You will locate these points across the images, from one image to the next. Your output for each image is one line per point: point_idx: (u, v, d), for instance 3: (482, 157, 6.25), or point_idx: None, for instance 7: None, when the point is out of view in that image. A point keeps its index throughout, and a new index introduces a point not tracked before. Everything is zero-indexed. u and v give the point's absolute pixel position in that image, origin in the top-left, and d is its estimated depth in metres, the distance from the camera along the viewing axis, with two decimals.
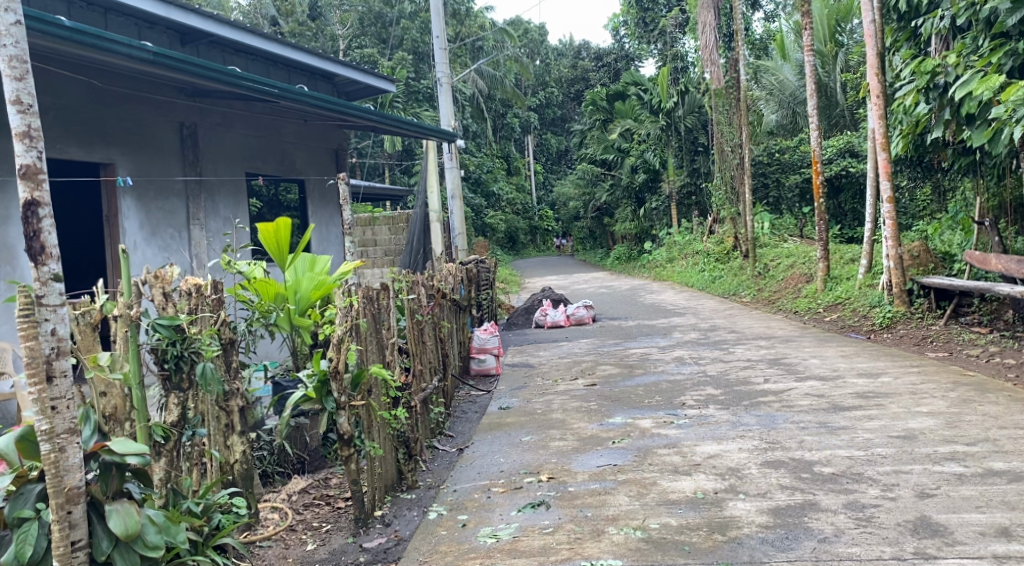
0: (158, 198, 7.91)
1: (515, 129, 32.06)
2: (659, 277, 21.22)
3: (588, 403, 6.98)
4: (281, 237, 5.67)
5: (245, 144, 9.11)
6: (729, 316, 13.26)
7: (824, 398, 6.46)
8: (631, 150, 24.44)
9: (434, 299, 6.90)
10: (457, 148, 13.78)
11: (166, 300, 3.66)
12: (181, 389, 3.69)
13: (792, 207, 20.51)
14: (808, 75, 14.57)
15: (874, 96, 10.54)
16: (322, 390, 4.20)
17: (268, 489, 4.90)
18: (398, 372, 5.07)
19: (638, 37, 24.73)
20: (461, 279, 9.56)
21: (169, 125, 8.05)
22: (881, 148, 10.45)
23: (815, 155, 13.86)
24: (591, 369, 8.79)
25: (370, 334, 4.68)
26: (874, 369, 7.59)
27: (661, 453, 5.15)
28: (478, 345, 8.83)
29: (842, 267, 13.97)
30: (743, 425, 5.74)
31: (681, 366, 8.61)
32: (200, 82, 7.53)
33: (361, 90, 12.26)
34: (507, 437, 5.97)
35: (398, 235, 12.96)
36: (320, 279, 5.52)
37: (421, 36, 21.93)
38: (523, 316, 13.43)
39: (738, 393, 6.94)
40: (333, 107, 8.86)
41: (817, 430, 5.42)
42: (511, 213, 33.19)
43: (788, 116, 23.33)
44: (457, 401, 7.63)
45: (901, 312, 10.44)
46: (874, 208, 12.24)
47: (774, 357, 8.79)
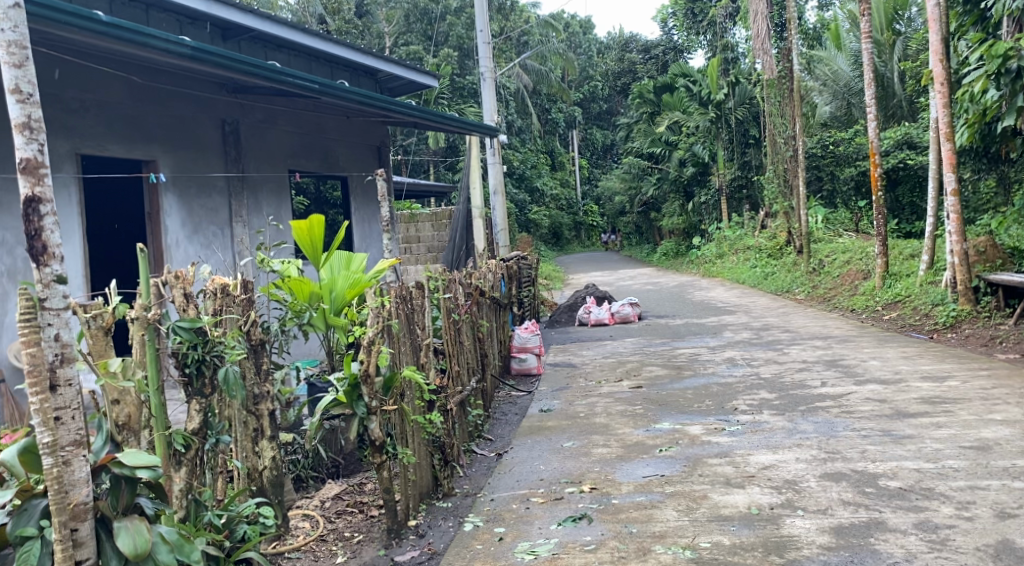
0: (199, 195, 7.80)
1: (561, 124, 31.75)
2: (708, 273, 20.76)
3: (633, 407, 6.70)
4: (315, 234, 5.47)
5: (287, 141, 8.99)
6: (783, 314, 12.82)
7: (887, 404, 6.08)
8: (679, 143, 23.97)
9: (473, 298, 6.67)
10: (500, 143, 13.54)
11: (187, 300, 3.35)
12: (203, 395, 3.36)
13: (847, 200, 19.84)
14: (866, 63, 14.02)
15: (938, 83, 10.11)
16: (352, 393, 3.97)
17: (301, 494, 4.69)
18: (434, 374, 4.84)
19: (686, 28, 24.24)
20: (502, 276, 9.33)
21: (211, 122, 7.95)
22: (946, 139, 10.11)
23: (873, 146, 13.32)
24: (637, 370, 8.49)
25: (404, 334, 4.45)
26: (939, 372, 7.16)
27: (712, 463, 4.85)
28: (519, 344, 8.61)
29: (901, 263, 13.43)
30: (799, 433, 5.41)
31: (732, 367, 8.27)
32: (241, 78, 7.40)
33: (403, 86, 12.09)
34: (548, 442, 5.72)
35: (440, 231, 12.81)
36: (355, 278, 5.32)
37: (466, 32, 21.75)
38: (566, 313, 13.16)
39: (793, 398, 6.59)
40: (375, 103, 8.69)
41: (881, 439, 5.06)
42: (557, 209, 32.94)
43: (843, 107, 22.58)
44: (497, 402, 7.40)
45: (967, 311, 9.94)
46: (936, 201, 11.75)
47: (831, 358, 8.39)
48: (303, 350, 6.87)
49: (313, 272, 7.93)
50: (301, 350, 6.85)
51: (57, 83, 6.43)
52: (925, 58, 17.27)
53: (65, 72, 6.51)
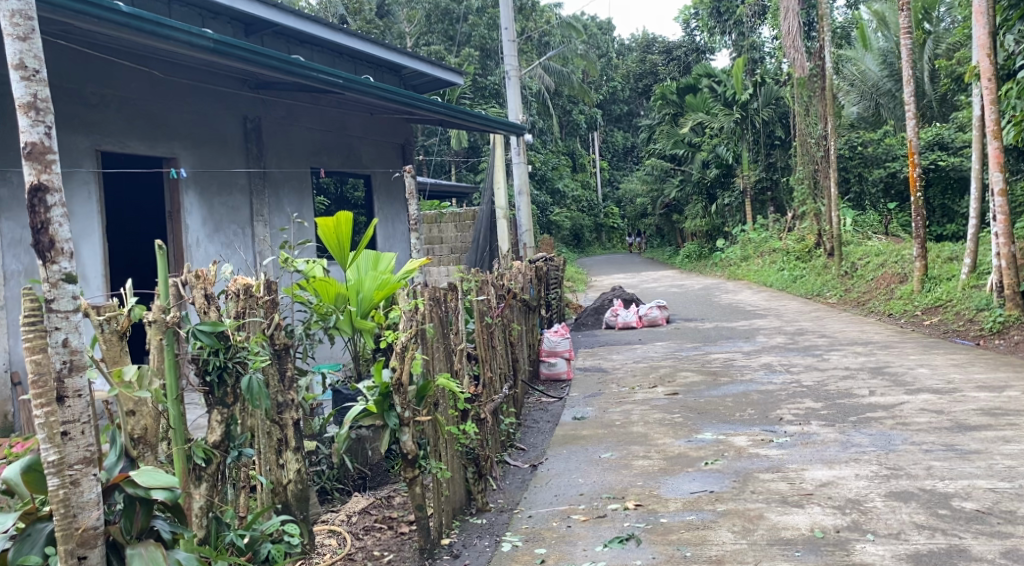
0: (221, 193, 7.57)
1: (581, 125, 31.45)
2: (732, 275, 20.32)
3: (671, 415, 6.37)
4: (343, 233, 5.19)
5: (310, 138, 8.75)
6: (817, 318, 12.45)
7: (944, 415, 5.77)
8: (703, 144, 23.55)
9: (504, 301, 6.39)
10: (524, 142, 13.26)
11: (208, 301, 3.05)
12: (225, 404, 3.05)
13: (876, 203, 19.37)
14: (903, 60, 13.63)
15: (985, 80, 9.90)
16: (382, 403, 3.68)
17: (327, 508, 4.40)
18: (467, 382, 4.55)
19: (711, 28, 23.85)
20: (531, 278, 9.04)
21: (233, 119, 7.72)
22: (993, 137, 9.90)
23: (912, 145, 12.96)
24: (671, 376, 8.15)
25: (437, 340, 4.16)
26: (995, 382, 6.85)
27: (764, 478, 4.53)
28: (549, 348, 8.31)
29: (939, 266, 13.05)
30: (855, 446, 5.09)
31: (770, 374, 7.94)
32: (265, 72, 7.17)
33: (428, 83, 11.86)
34: (584, 453, 5.41)
35: (464, 232, 12.51)
36: (384, 278, 5.08)
37: (489, 32, 21.47)
38: (592, 316, 12.86)
39: (842, 408, 6.26)
40: (400, 99, 8.45)
41: (945, 455, 4.76)
42: (577, 211, 32.62)
43: (871, 108, 22.21)
44: (527, 409, 7.09)
45: (1014, 317, 9.63)
46: (979, 201, 11.51)
47: (876, 365, 8.07)
48: (327, 355, 6.65)
49: (338, 272, 7.69)
50: (324, 356, 6.62)
51: (77, 77, 6.22)
52: (960, 56, 16.84)
53: (84, 66, 6.29)
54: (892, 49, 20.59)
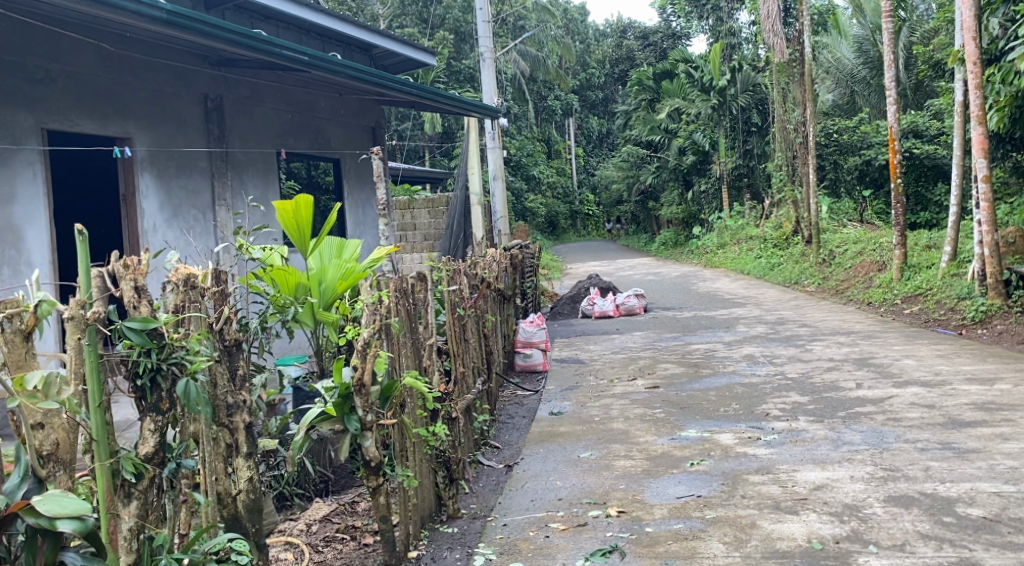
0: (179, 175, 7.14)
1: (557, 111, 31.08)
2: (709, 263, 20.13)
3: (653, 411, 6.08)
4: (304, 220, 4.75)
5: (275, 119, 8.33)
6: (796, 307, 12.24)
7: (936, 410, 5.54)
8: (679, 131, 23.29)
9: (478, 290, 6.06)
10: (499, 126, 12.87)
11: (139, 295, 2.67)
12: (159, 411, 2.69)
13: (851, 190, 19.25)
14: (884, 44, 13.44)
15: (970, 64, 9.73)
16: (342, 407, 3.31)
17: (284, 516, 4.05)
18: (438, 379, 4.20)
19: (687, 13, 23.55)
20: (506, 266, 8.70)
21: (192, 97, 7.30)
22: (978, 123, 9.74)
23: (892, 131, 12.77)
24: (651, 368, 7.86)
25: (404, 336, 3.81)
26: (985, 374, 6.66)
27: (754, 480, 4.25)
28: (524, 338, 8.01)
29: (919, 254, 12.91)
30: (847, 444, 4.84)
31: (753, 365, 7.68)
32: (224, 47, 6.75)
33: (399, 64, 11.46)
34: (562, 452, 5.10)
35: (437, 219, 12.13)
36: (348, 266, 4.67)
37: (463, 14, 21.08)
38: (568, 305, 12.56)
39: (829, 402, 6.00)
40: (371, 77, 8.09)
41: (944, 454, 4.52)
42: (551, 198, 32.25)
43: (845, 95, 22.06)
44: (502, 403, 6.78)
45: (997, 306, 9.50)
46: (960, 189, 11.38)
47: (860, 356, 7.85)
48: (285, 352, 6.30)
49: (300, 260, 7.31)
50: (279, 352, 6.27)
51: (19, 51, 5.79)
52: (938, 43, 16.69)
53: (27, 38, 5.85)
54: (868, 36, 20.36)
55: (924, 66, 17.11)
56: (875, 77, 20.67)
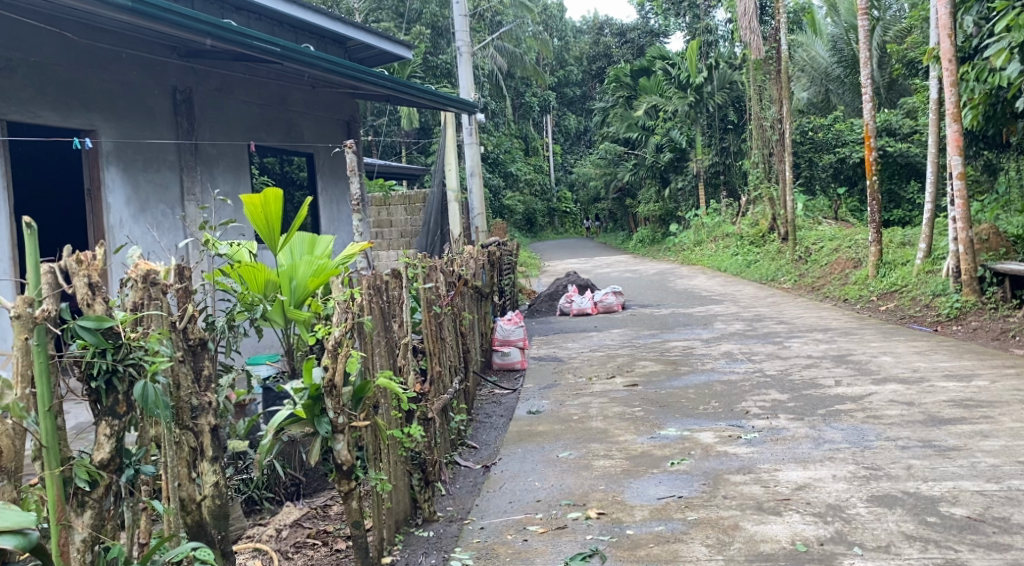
0: (147, 169, 6.96)
1: (534, 108, 30.97)
2: (686, 260, 20.12)
3: (632, 409, 5.99)
4: (272, 214, 4.60)
5: (246, 112, 8.16)
6: (773, 304, 12.22)
7: (916, 407, 5.50)
8: (656, 128, 23.26)
9: (455, 288, 5.94)
10: (476, 122, 12.74)
11: (93, 292, 2.56)
12: (115, 415, 2.58)
13: (825, 187, 19.32)
14: (860, 42, 13.46)
15: (946, 61, 9.73)
16: (313, 408, 3.17)
17: (252, 521, 3.92)
18: (413, 380, 4.08)
19: (664, 11, 23.55)
20: (483, 263, 8.59)
21: (160, 89, 7.12)
22: (953, 120, 9.76)
23: (868, 129, 12.77)
24: (630, 365, 7.78)
25: (377, 334, 3.68)
26: (963, 371, 6.64)
27: (735, 480, 4.18)
28: (502, 336, 7.91)
29: (895, 251, 12.95)
30: (829, 442, 4.78)
31: (732, 362, 7.62)
32: (194, 38, 6.57)
33: (374, 57, 11.31)
34: (540, 452, 5.00)
35: (414, 215, 11.97)
36: (320, 263, 4.53)
37: (440, 10, 20.99)
38: (546, 303, 12.48)
39: (809, 399, 5.95)
40: (346, 70, 7.95)
41: (924, 452, 4.48)
42: (528, 195, 32.15)
43: (820, 94, 22.13)
44: (479, 402, 6.68)
45: (972, 303, 9.53)
46: (935, 186, 11.43)
47: (838, 352, 7.81)
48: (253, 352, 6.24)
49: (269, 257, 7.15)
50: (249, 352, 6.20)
51: None
52: (912, 41, 16.77)
53: None
54: (842, 34, 20.43)
55: (899, 65, 17.18)
56: (849, 75, 20.85)
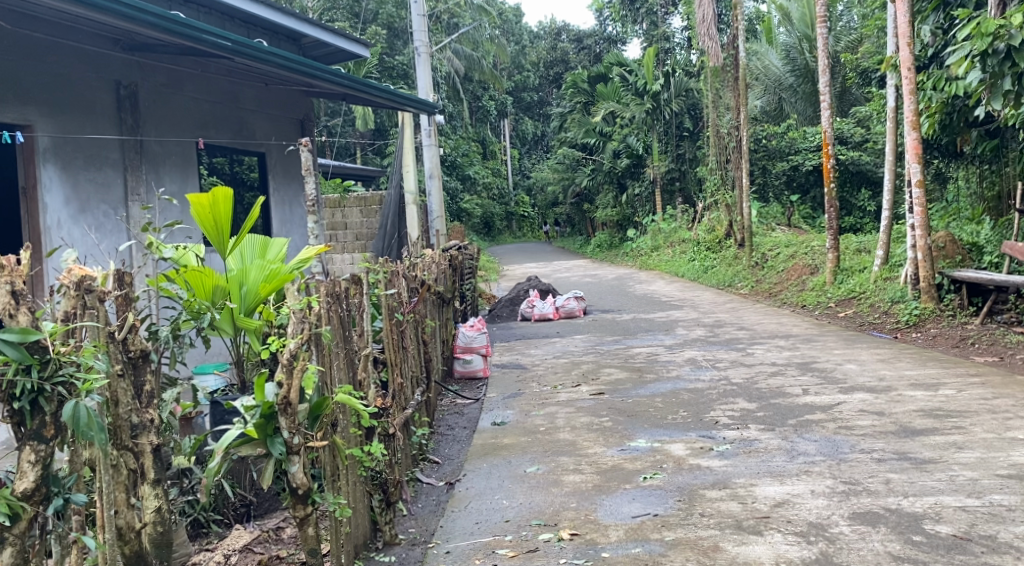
0: (88, 167, 6.60)
1: (491, 112, 30.75)
2: (643, 266, 20.07)
3: (599, 419, 5.81)
4: (222, 215, 4.31)
5: (195, 109, 7.83)
6: (733, 310, 12.17)
7: (886, 417, 5.40)
8: (614, 134, 23.23)
9: (417, 294, 5.69)
10: (435, 123, 12.49)
11: (16, 301, 2.35)
12: (42, 439, 2.38)
13: (779, 195, 19.43)
14: (818, 50, 13.52)
15: (905, 70, 9.71)
16: (265, 427, 2.93)
17: (199, 546, 3.63)
18: (374, 393, 3.83)
19: (622, 17, 23.56)
20: (444, 268, 8.35)
21: (102, 83, 6.76)
22: (912, 128, 9.76)
23: (826, 136, 12.81)
24: (594, 373, 7.60)
25: (336, 344, 3.43)
26: (928, 379, 6.59)
27: (712, 496, 4.02)
28: (463, 344, 7.67)
29: (852, 258, 13.01)
30: (803, 455, 4.65)
31: (697, 370, 7.49)
32: (139, 30, 6.24)
33: (330, 55, 11.00)
34: (507, 467, 4.79)
35: (370, 218, 11.68)
36: (272, 268, 4.16)
37: (397, 11, 20.72)
38: (507, 308, 12.28)
39: (778, 409, 5.82)
40: (300, 67, 7.66)
41: (900, 465, 4.36)
42: (486, 199, 31.91)
43: (774, 102, 22.28)
44: (441, 412, 6.44)
45: (930, 310, 9.56)
46: (892, 195, 11.50)
47: (803, 360, 7.73)
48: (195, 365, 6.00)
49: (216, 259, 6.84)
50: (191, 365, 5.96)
51: None
52: (864, 50, 16.93)
53: None
54: (796, 44, 20.56)
55: (853, 74, 17.33)
56: (802, 84, 20.89)
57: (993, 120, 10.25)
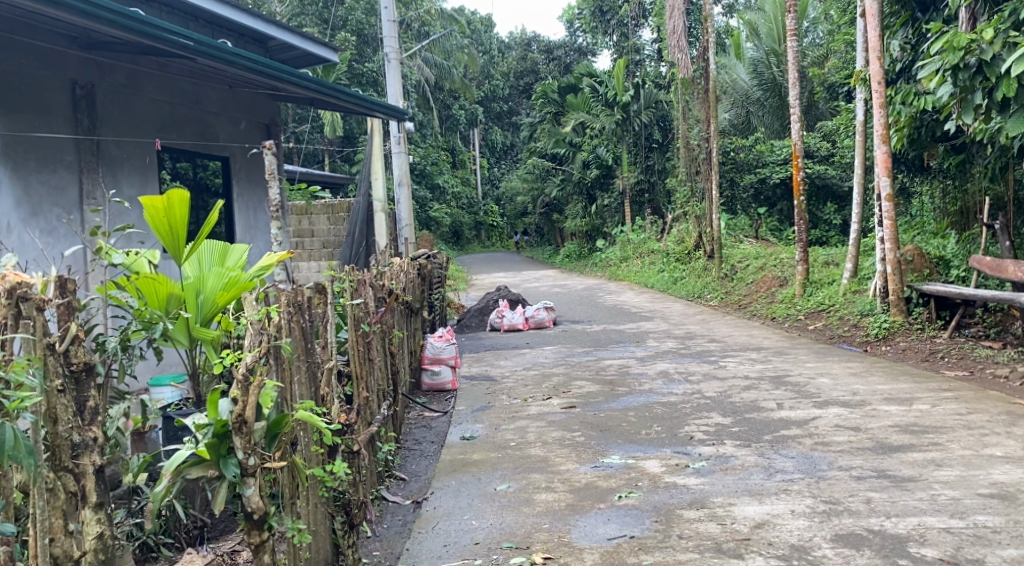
0: (41, 170, 6.33)
1: (461, 121, 30.61)
2: (613, 276, 19.99)
3: (572, 434, 5.65)
4: (177, 220, 4.09)
5: (155, 111, 7.58)
6: (703, 322, 12.10)
7: (862, 433, 5.29)
8: (583, 145, 23.18)
9: (385, 304, 5.49)
10: (405, 130, 12.29)
11: None
12: None
13: (747, 208, 19.48)
14: (788, 63, 13.54)
15: (875, 84, 9.69)
16: (217, 447, 2.72)
17: None
18: (338, 409, 3.62)
19: (593, 28, 23.58)
20: (412, 276, 8.15)
21: (58, 83, 6.50)
22: (882, 142, 9.73)
23: (796, 149, 12.82)
24: (565, 385, 7.44)
25: (297, 357, 3.22)
26: (902, 393, 6.51)
27: (689, 516, 3.91)
28: (432, 355, 7.48)
29: (821, 271, 13.02)
30: (781, 473, 4.54)
31: (669, 383, 7.37)
32: (98, 27, 5.99)
33: (297, 59, 10.78)
34: (477, 484, 4.63)
35: (337, 225, 11.44)
36: (231, 276, 4.05)
37: (366, 17, 20.52)
38: (476, 318, 12.10)
39: (753, 424, 5.71)
40: (266, 70, 7.43)
41: (880, 483, 4.26)
42: (455, 208, 31.73)
43: (742, 115, 22.32)
44: (408, 426, 6.25)
45: (899, 323, 9.51)
46: (861, 209, 11.51)
47: (775, 373, 7.64)
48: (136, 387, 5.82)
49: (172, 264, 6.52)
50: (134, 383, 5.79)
51: None
52: (831, 65, 17.02)
53: None
54: (763, 58, 20.58)
55: (821, 88, 17.42)
56: (769, 98, 20.91)
57: (958, 135, 10.29)
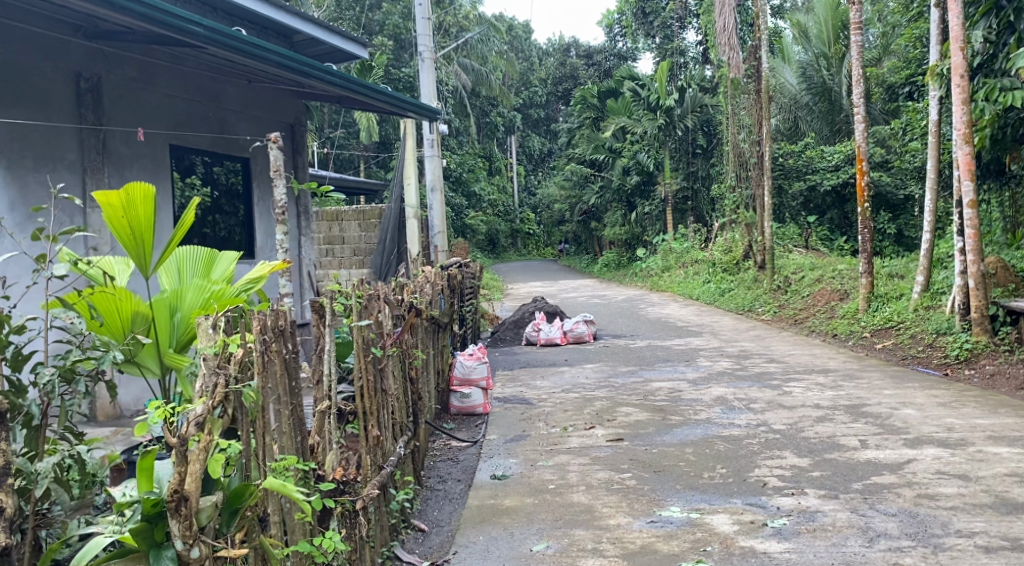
0: (39, 169, 5.68)
1: (499, 128, 29.85)
2: (655, 287, 19.09)
3: (621, 476, 4.82)
4: (141, 225, 3.43)
5: (169, 108, 6.91)
6: (757, 338, 11.16)
7: (974, 483, 4.40)
8: (623, 151, 22.25)
9: (404, 323, 4.73)
10: (440, 132, 11.57)
11: None
12: None
13: (796, 216, 18.45)
14: (852, 59, 12.56)
15: (957, 77, 8.67)
16: (149, 534, 2.22)
17: None
18: (333, 463, 2.97)
19: (634, 31, 22.69)
20: (441, 289, 7.43)
21: (60, 75, 5.85)
22: (964, 142, 8.72)
23: (860, 151, 11.81)
24: (610, 412, 6.61)
25: (276, 402, 2.58)
26: (1009, 430, 5.56)
27: None
28: (461, 375, 6.72)
29: (885, 283, 12.00)
30: (885, 536, 3.73)
31: (728, 412, 6.50)
32: (103, 14, 5.29)
33: (326, 53, 10.10)
34: (509, 543, 3.87)
35: (369, 232, 10.72)
36: (214, 290, 3.48)
37: (403, 21, 19.90)
38: (511, 331, 11.35)
39: (837, 467, 4.84)
40: (290, 63, 6.71)
41: (1017, 559, 3.44)
42: (491, 215, 31.00)
43: (788, 121, 21.06)
44: (432, 460, 5.50)
45: (983, 344, 8.52)
46: (933, 216, 10.51)
47: (851, 402, 6.72)
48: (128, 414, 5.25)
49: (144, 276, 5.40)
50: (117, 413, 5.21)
51: None
52: (892, 66, 15.91)
53: None
54: (812, 62, 19.69)
55: (879, 90, 16.32)
56: (818, 103, 19.83)
57: None
